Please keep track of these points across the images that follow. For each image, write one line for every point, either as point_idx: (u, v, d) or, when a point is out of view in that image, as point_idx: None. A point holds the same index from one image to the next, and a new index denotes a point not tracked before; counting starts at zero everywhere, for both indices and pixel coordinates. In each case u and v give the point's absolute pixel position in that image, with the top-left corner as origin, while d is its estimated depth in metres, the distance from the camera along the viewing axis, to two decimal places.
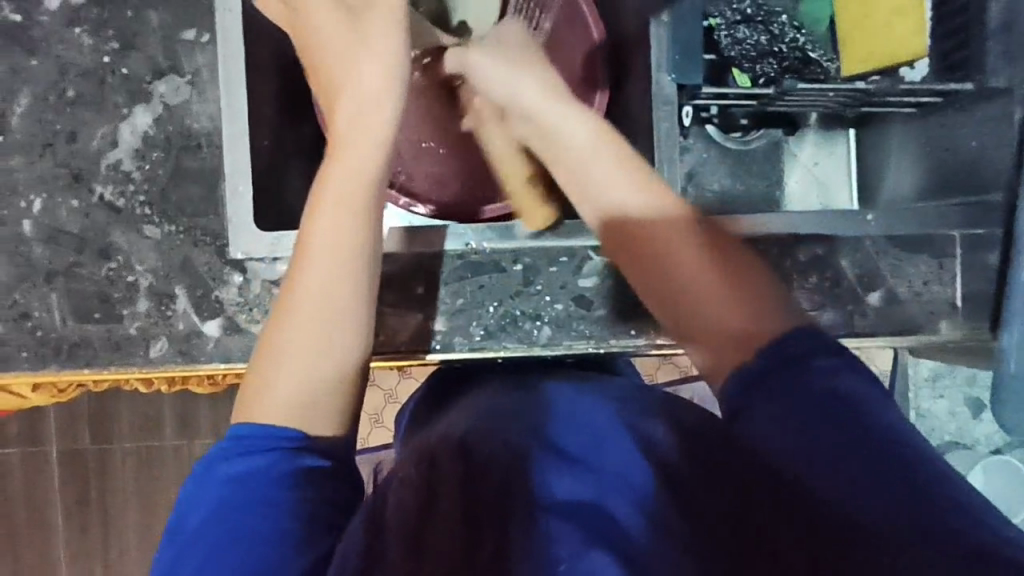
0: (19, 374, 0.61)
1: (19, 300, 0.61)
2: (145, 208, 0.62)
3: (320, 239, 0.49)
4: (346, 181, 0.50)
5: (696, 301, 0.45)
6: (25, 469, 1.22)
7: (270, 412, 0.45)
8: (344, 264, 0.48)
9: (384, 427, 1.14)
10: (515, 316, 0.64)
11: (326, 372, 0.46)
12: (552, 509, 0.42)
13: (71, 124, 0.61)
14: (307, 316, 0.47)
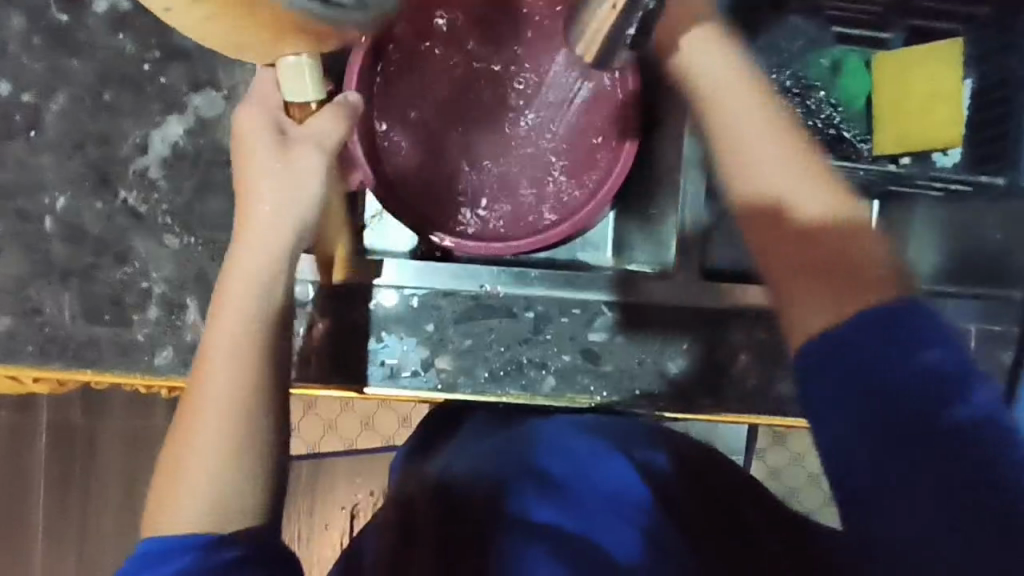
0: (24, 368, 0.62)
1: (33, 294, 0.62)
2: (168, 217, 0.62)
3: (218, 347, 0.48)
4: (248, 288, 0.49)
5: (811, 199, 0.51)
6: (14, 436, 1.22)
7: (183, 519, 0.46)
8: (243, 363, 0.48)
9: (376, 434, 1.14)
10: (521, 363, 0.63)
11: (230, 479, 0.47)
12: (538, 536, 0.47)
13: (105, 128, 0.62)
14: (211, 422, 0.47)
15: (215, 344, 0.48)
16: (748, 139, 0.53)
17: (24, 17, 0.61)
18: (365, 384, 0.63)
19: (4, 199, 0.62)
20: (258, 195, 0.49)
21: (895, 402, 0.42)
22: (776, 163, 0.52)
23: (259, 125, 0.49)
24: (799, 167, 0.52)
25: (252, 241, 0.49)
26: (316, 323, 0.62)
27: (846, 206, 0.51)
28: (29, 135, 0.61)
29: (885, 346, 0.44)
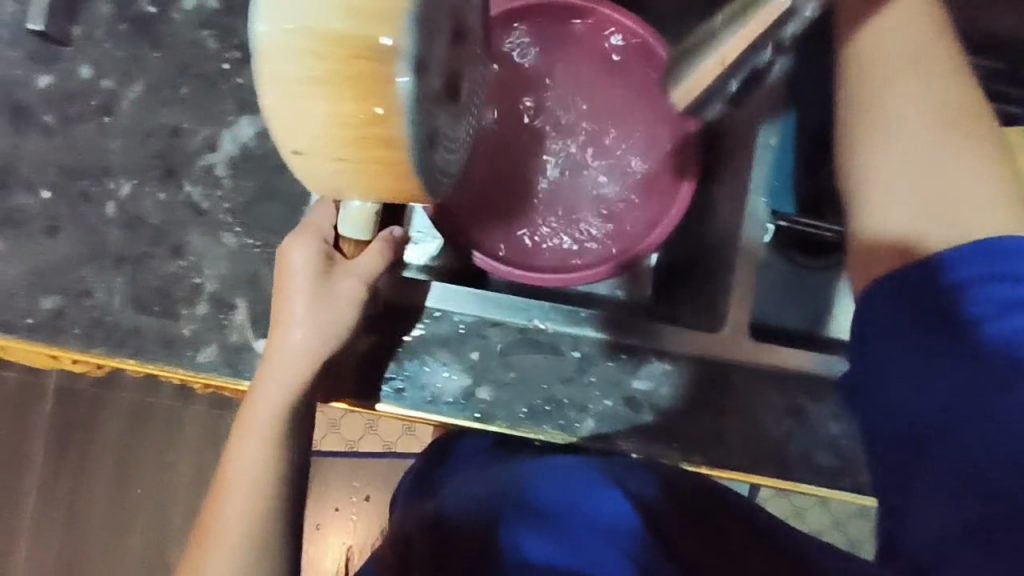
0: (66, 350, 0.61)
1: (85, 277, 0.62)
2: (228, 216, 0.62)
3: (242, 461, 0.53)
4: (271, 411, 0.52)
5: (929, 183, 0.45)
6: (23, 400, 1.21)
7: None
8: (266, 481, 0.53)
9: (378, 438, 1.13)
10: (561, 403, 0.63)
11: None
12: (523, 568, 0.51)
13: (177, 120, 0.62)
14: (229, 535, 0.52)
15: (239, 462, 0.53)
16: (903, 110, 0.47)
17: (113, 5, 0.62)
18: (404, 405, 0.62)
19: (68, 180, 0.62)
20: (287, 335, 0.52)
21: (929, 368, 0.41)
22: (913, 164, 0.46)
23: (296, 256, 0.51)
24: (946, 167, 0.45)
25: (279, 369, 0.52)
26: (362, 340, 0.62)
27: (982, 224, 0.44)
28: (102, 119, 0.62)
29: (934, 320, 0.42)
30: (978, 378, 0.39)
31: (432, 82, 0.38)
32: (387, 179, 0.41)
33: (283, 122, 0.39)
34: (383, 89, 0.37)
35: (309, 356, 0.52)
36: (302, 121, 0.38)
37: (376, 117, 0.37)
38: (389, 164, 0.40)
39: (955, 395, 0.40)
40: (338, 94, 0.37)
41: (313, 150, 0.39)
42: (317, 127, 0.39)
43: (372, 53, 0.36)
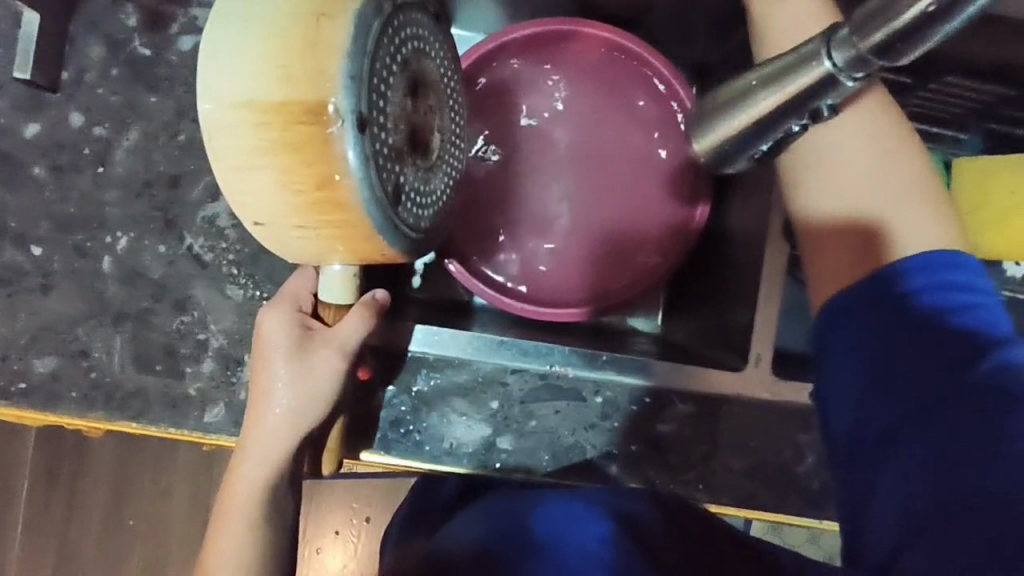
0: (64, 414, 0.58)
1: (81, 337, 0.59)
2: (233, 267, 0.59)
3: (221, 551, 0.50)
4: (249, 493, 0.50)
5: (869, 188, 0.47)
6: None
7: None
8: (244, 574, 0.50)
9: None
10: (585, 449, 0.61)
11: None
12: None
13: (177, 169, 0.59)
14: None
15: (218, 555, 0.50)
16: (858, 144, 0.48)
17: (104, 48, 0.59)
18: (423, 459, 0.60)
19: (62, 234, 0.58)
20: (268, 416, 0.49)
21: (930, 361, 0.39)
22: (859, 186, 0.47)
23: (273, 328, 0.49)
24: (904, 199, 0.47)
25: (255, 454, 0.50)
26: (379, 394, 0.60)
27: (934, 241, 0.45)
28: (96, 170, 0.59)
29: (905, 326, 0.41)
30: (952, 353, 0.39)
31: (381, 143, 0.41)
32: (353, 242, 0.43)
33: (240, 196, 0.41)
34: (336, 159, 0.39)
35: (291, 436, 0.50)
36: (262, 195, 0.41)
37: (333, 185, 0.39)
38: (351, 228, 0.41)
39: (939, 411, 0.37)
40: (283, 163, 0.39)
41: (280, 219, 0.41)
42: (271, 197, 0.41)
43: (314, 117, 0.38)
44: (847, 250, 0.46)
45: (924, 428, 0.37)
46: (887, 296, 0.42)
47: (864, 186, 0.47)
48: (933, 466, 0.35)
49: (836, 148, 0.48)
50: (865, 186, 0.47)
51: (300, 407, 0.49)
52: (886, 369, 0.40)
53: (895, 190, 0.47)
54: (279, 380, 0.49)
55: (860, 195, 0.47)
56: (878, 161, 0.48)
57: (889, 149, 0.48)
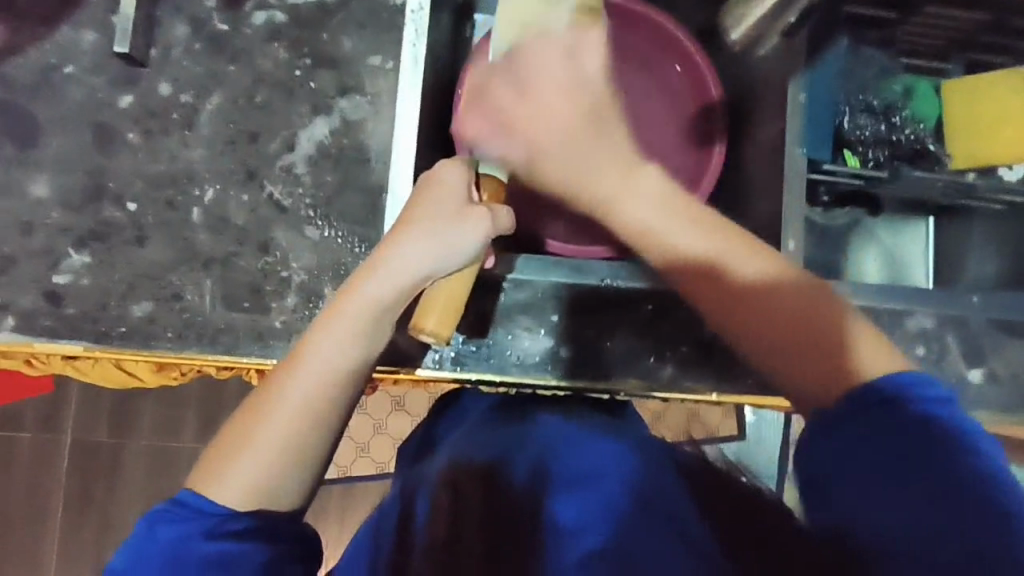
0: (160, 354, 0.63)
1: (174, 282, 0.64)
2: (310, 210, 0.65)
3: (318, 354, 0.50)
4: (360, 313, 0.50)
5: (736, 258, 0.47)
6: (77, 453, 1.23)
7: (230, 487, 0.47)
8: (336, 386, 0.50)
9: (387, 436, 1.20)
10: (641, 352, 0.67)
11: (281, 482, 0.48)
12: (565, 536, 0.47)
13: (255, 127, 0.66)
14: (286, 411, 0.49)
15: (313, 359, 0.50)
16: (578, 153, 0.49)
17: (188, 27, 0.67)
18: (491, 370, 0.66)
19: (153, 190, 0.65)
20: (411, 241, 0.50)
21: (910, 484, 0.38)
22: (689, 232, 0.48)
23: (451, 166, 0.52)
24: (712, 232, 0.48)
25: (387, 273, 0.51)
26: None
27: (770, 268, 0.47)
28: (183, 132, 0.66)
29: (884, 452, 0.40)
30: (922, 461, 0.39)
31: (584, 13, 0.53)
32: None
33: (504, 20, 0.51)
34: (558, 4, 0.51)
35: (418, 276, 0.51)
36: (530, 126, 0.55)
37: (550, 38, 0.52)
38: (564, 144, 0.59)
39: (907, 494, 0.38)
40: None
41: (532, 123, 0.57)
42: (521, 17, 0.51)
43: None
44: (774, 340, 0.45)
45: (892, 497, 0.39)
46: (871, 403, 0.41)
47: (720, 258, 0.47)
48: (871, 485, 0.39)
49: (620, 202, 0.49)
50: (705, 254, 0.47)
51: (440, 228, 0.50)
52: (853, 415, 0.41)
53: (737, 256, 0.47)
54: (433, 202, 0.51)
55: (679, 251, 0.48)
56: (685, 223, 0.48)
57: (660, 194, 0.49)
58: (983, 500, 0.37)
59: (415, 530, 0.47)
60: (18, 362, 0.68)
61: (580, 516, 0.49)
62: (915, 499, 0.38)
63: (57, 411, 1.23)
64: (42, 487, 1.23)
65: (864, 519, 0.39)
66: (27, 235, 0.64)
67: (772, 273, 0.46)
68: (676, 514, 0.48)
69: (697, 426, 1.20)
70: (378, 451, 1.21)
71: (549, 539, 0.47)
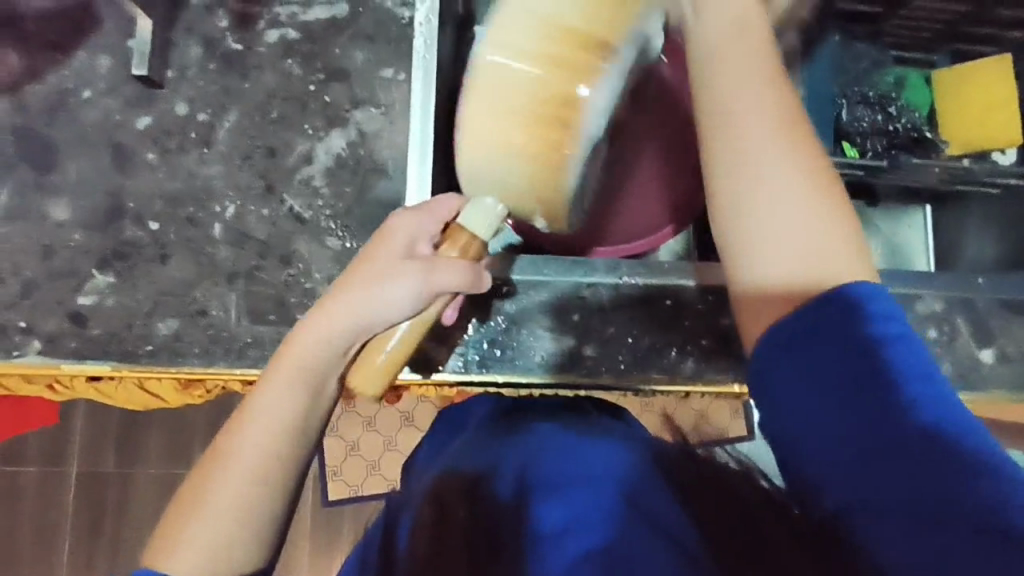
0: (188, 370, 0.63)
1: (199, 298, 0.64)
2: (331, 221, 0.66)
3: (257, 414, 0.53)
4: (301, 365, 0.52)
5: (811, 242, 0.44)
6: (87, 480, 1.21)
7: (180, 546, 0.51)
8: (281, 441, 0.53)
9: (398, 450, 1.21)
10: (661, 348, 0.68)
11: (237, 542, 0.52)
12: (544, 539, 0.49)
13: (272, 142, 0.67)
14: (233, 480, 0.52)
15: (257, 416, 0.52)
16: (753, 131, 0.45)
17: (201, 47, 0.68)
18: (516, 371, 0.67)
19: (174, 208, 0.66)
20: (348, 303, 0.51)
21: (879, 447, 0.38)
22: (790, 214, 0.44)
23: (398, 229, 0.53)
24: (806, 203, 0.44)
25: (327, 329, 0.52)
26: (473, 319, 0.67)
27: (837, 266, 0.43)
28: (201, 149, 0.67)
29: (846, 393, 0.40)
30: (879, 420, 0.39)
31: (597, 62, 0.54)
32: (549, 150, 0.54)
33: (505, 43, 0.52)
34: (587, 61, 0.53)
35: (375, 324, 0.51)
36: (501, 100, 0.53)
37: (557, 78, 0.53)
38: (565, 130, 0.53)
39: (859, 428, 0.39)
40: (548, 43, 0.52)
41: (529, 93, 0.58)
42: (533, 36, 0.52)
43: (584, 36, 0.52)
44: (777, 311, 0.44)
45: (853, 438, 0.39)
46: (847, 355, 0.40)
47: (746, 194, 0.45)
48: (835, 441, 0.40)
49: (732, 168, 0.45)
50: (771, 199, 0.44)
51: (382, 278, 0.51)
52: (799, 372, 0.41)
53: (816, 224, 0.44)
54: (382, 256, 0.52)
55: (767, 233, 0.44)
56: (782, 167, 0.44)
57: (783, 119, 0.46)
58: (946, 450, 0.37)
59: (401, 549, 0.53)
60: (39, 387, 0.68)
61: (565, 517, 0.50)
62: (875, 445, 0.38)
63: (64, 439, 1.22)
64: (51, 517, 1.21)
65: (836, 467, 0.39)
66: (49, 259, 0.65)
67: (816, 272, 0.43)
68: (660, 518, 0.49)
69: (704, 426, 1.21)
70: (389, 466, 1.21)
71: (533, 546, 0.49)
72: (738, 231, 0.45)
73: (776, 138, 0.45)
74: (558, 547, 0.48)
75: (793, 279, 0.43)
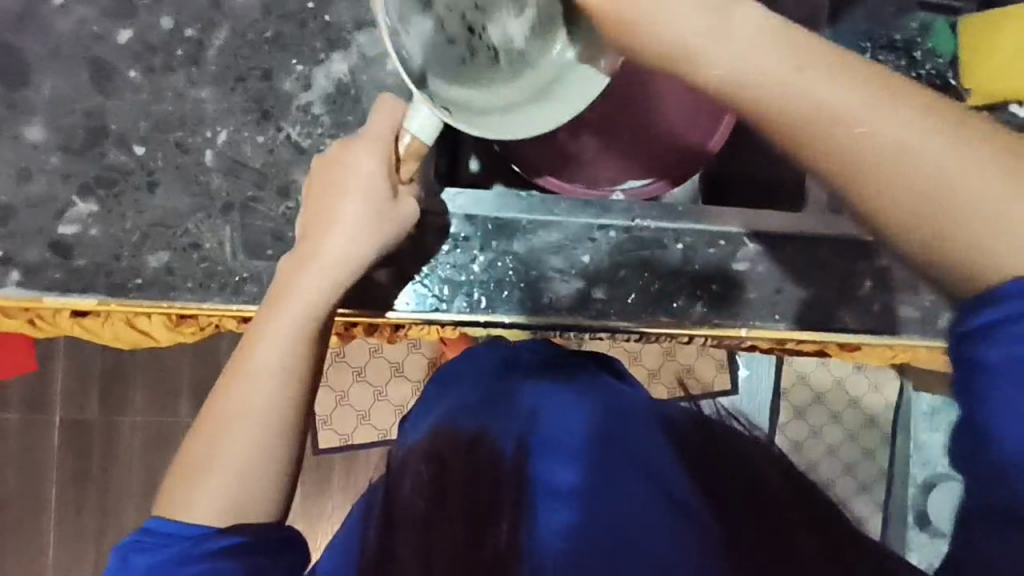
0: (181, 305, 0.60)
1: (191, 230, 0.61)
2: (331, 152, 0.62)
3: (258, 362, 0.47)
4: (301, 299, 0.50)
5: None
6: (70, 426, 1.19)
7: (203, 512, 0.44)
8: (282, 383, 0.48)
9: (389, 403, 1.20)
10: (671, 293, 0.67)
11: (257, 492, 0.46)
12: (549, 494, 0.43)
13: (268, 64, 0.62)
14: (246, 431, 0.46)
15: (256, 362, 0.48)
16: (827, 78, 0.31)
17: None
18: (525, 312, 0.65)
19: (161, 132, 0.61)
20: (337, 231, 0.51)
21: None
22: (920, 152, 0.29)
23: (372, 153, 0.52)
24: (890, 112, 0.30)
25: (317, 262, 0.51)
26: (481, 256, 0.65)
27: (979, 156, 0.29)
28: (189, 69, 0.62)
29: None
30: None
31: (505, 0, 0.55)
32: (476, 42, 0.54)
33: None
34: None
35: (343, 268, 0.51)
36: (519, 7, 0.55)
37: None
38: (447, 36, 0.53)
39: None
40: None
41: None
42: None
43: None
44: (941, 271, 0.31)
45: None
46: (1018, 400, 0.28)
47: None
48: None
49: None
50: (889, 145, 0.29)
51: (366, 204, 0.52)
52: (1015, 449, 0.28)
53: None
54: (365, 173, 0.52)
55: (912, 178, 0.29)
56: (848, 85, 0.30)
57: (772, 24, 0.32)
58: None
59: (402, 498, 0.42)
60: (20, 323, 0.64)
61: (578, 480, 0.44)
62: None
63: (46, 385, 1.18)
64: (35, 466, 1.19)
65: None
66: (26, 184, 0.60)
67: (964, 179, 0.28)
68: (654, 482, 0.44)
69: (692, 381, 1.21)
70: (379, 417, 1.20)
71: (534, 503, 0.42)
72: (868, 188, 0.30)
73: (845, 74, 0.30)
74: (554, 499, 0.43)
75: (924, 201, 0.29)
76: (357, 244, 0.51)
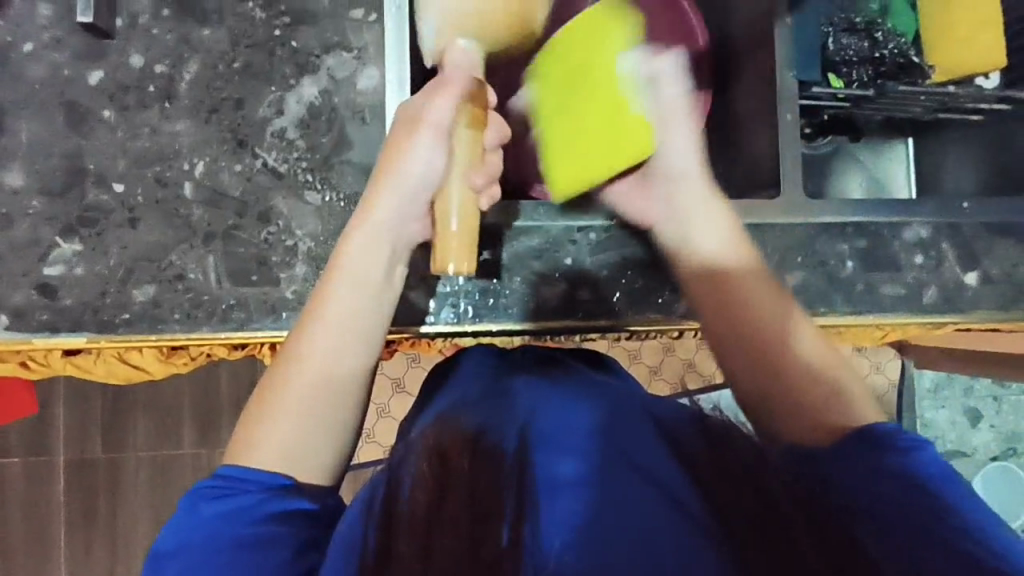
0: (170, 337, 0.60)
1: (176, 262, 0.61)
2: (308, 174, 0.63)
3: (326, 311, 0.52)
4: (368, 257, 0.52)
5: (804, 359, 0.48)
6: (74, 467, 1.19)
7: (265, 454, 0.48)
8: (344, 336, 0.51)
9: (392, 419, 1.20)
10: (654, 289, 0.67)
11: (317, 443, 0.49)
12: (550, 490, 0.43)
13: (239, 93, 0.63)
14: (309, 380, 0.50)
15: (327, 311, 0.52)
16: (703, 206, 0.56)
17: None
18: (511, 319, 0.66)
19: (140, 168, 0.62)
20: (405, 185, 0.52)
21: (903, 503, 0.39)
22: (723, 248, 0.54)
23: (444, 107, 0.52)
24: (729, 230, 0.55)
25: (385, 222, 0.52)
26: None
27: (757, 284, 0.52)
28: (163, 104, 0.63)
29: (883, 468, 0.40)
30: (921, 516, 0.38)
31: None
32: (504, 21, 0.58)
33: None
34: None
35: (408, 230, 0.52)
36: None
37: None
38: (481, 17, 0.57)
39: (875, 496, 0.40)
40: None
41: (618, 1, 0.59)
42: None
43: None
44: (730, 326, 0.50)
45: (871, 501, 0.40)
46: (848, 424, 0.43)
47: (774, 337, 0.49)
48: (872, 494, 0.40)
49: (683, 204, 0.57)
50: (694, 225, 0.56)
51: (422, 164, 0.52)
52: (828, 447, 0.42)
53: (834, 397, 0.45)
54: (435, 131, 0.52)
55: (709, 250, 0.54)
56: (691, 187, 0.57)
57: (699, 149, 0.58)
58: (943, 510, 0.38)
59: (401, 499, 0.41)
60: (13, 366, 0.64)
61: (578, 474, 0.45)
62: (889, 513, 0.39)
63: (47, 428, 1.18)
64: (40, 510, 1.18)
65: (858, 504, 0.40)
66: (8, 229, 0.61)
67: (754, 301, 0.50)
68: (645, 474, 0.44)
69: (692, 376, 1.21)
70: (383, 434, 1.20)
71: (538, 497, 0.42)
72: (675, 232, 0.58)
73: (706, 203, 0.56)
74: (556, 496, 0.43)
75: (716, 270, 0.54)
76: (417, 201, 0.52)
